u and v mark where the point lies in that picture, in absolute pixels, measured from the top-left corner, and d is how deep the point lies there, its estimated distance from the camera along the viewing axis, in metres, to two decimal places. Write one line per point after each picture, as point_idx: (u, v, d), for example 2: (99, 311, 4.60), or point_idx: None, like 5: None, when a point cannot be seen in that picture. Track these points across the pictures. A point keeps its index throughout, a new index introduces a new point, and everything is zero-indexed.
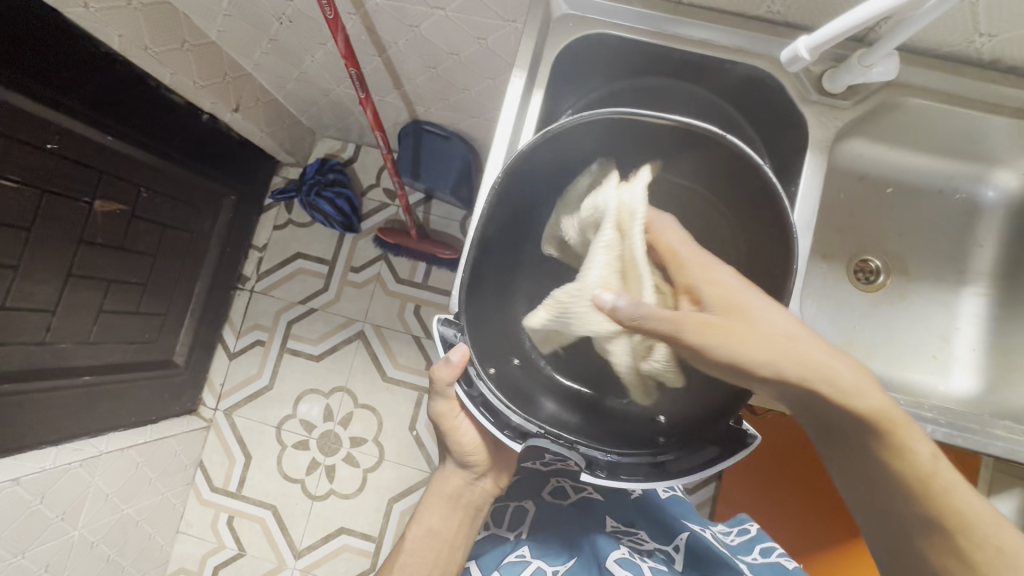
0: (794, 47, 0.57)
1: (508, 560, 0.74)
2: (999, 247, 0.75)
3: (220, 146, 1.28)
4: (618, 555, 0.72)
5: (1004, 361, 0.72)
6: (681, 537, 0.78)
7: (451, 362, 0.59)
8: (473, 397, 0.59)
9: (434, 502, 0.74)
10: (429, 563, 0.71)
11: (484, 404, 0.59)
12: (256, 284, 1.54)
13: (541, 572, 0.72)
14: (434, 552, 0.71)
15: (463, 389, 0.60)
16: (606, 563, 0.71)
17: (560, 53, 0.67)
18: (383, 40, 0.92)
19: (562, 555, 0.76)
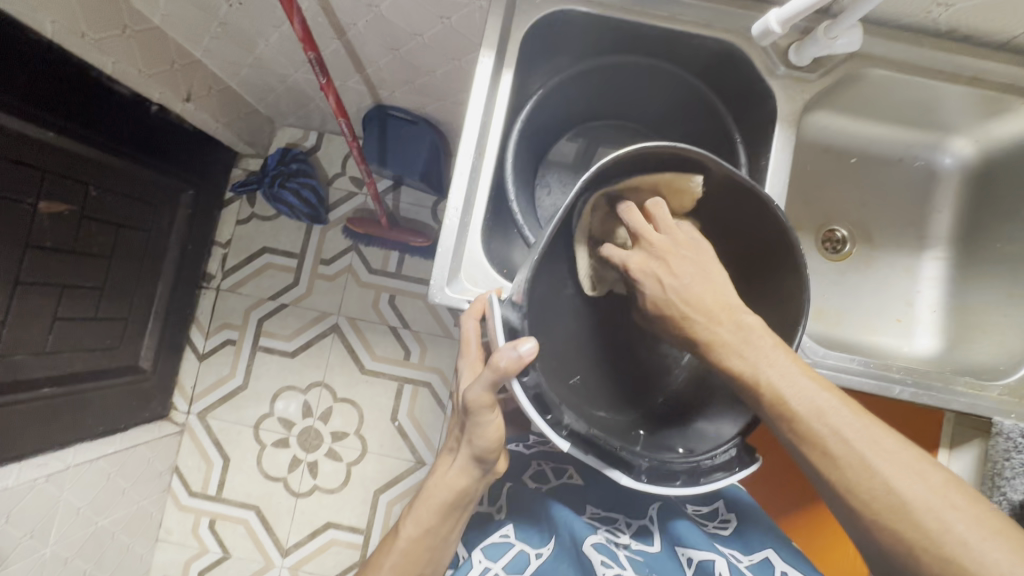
0: (766, 20, 0.58)
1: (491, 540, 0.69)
2: (957, 211, 0.78)
3: (174, 139, 1.21)
4: (595, 540, 0.69)
5: (963, 319, 0.74)
6: (655, 508, 0.77)
7: (519, 350, 0.52)
8: (528, 388, 0.54)
9: (429, 497, 0.68)
10: (424, 560, 0.68)
11: (536, 397, 0.54)
12: (223, 281, 1.49)
13: (525, 554, 0.68)
14: (430, 549, 0.68)
15: (520, 382, 0.53)
16: (583, 547, 0.68)
17: (529, 30, 0.65)
18: (342, 22, 0.89)
19: (544, 535, 0.71)
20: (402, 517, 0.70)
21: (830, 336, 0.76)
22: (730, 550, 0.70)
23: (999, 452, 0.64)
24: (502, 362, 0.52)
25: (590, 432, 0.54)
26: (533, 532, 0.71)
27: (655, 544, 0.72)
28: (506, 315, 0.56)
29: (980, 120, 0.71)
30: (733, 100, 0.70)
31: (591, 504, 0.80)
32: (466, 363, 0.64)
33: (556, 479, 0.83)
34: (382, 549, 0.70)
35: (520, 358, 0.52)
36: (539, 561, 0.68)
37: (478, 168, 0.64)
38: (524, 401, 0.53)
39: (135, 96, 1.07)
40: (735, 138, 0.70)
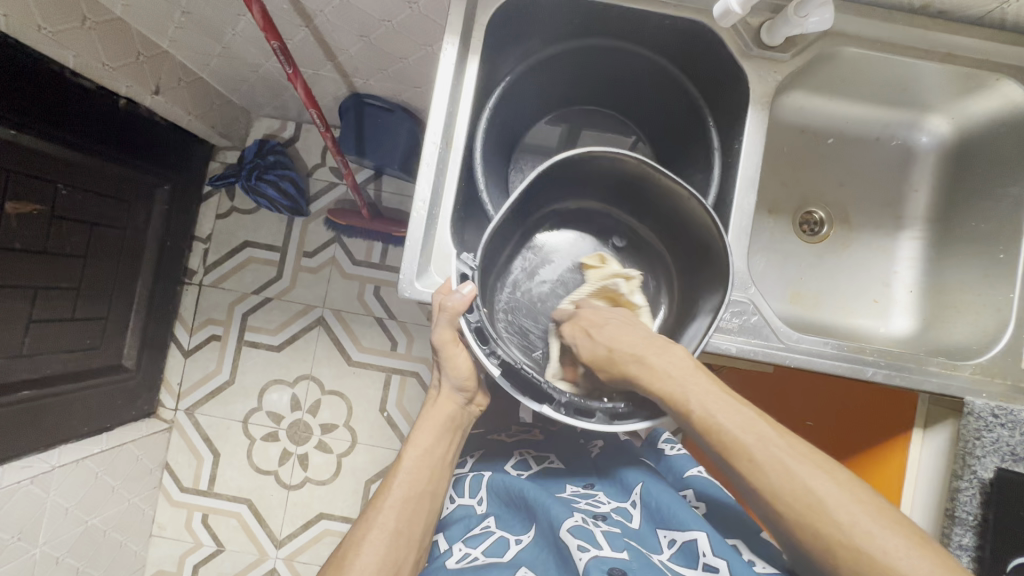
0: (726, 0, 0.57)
1: (472, 533, 0.72)
2: (933, 190, 0.77)
3: (145, 134, 1.19)
4: (572, 523, 0.65)
5: (938, 299, 0.74)
6: (636, 492, 0.74)
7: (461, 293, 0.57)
8: (471, 323, 0.58)
9: (429, 420, 0.70)
10: (427, 479, 0.67)
11: (477, 330, 0.58)
12: (205, 276, 1.47)
13: (504, 540, 0.70)
14: (432, 468, 0.68)
15: (466, 318, 0.58)
16: (560, 532, 0.64)
17: (494, 14, 0.63)
18: (308, 8, 0.86)
19: (523, 522, 0.72)
20: (404, 444, 0.70)
21: (807, 319, 0.77)
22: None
23: (971, 431, 0.61)
24: (452, 301, 0.57)
25: (517, 364, 0.57)
26: (515, 522, 0.73)
27: (635, 521, 0.71)
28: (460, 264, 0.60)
29: (955, 98, 0.70)
30: (705, 82, 0.68)
31: (571, 483, 0.80)
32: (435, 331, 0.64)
33: (539, 465, 0.83)
34: (389, 476, 0.68)
35: (465, 297, 0.57)
36: (519, 545, 0.69)
37: (445, 160, 0.63)
38: (467, 333, 0.57)
39: (101, 89, 1.05)
40: (708, 123, 0.69)
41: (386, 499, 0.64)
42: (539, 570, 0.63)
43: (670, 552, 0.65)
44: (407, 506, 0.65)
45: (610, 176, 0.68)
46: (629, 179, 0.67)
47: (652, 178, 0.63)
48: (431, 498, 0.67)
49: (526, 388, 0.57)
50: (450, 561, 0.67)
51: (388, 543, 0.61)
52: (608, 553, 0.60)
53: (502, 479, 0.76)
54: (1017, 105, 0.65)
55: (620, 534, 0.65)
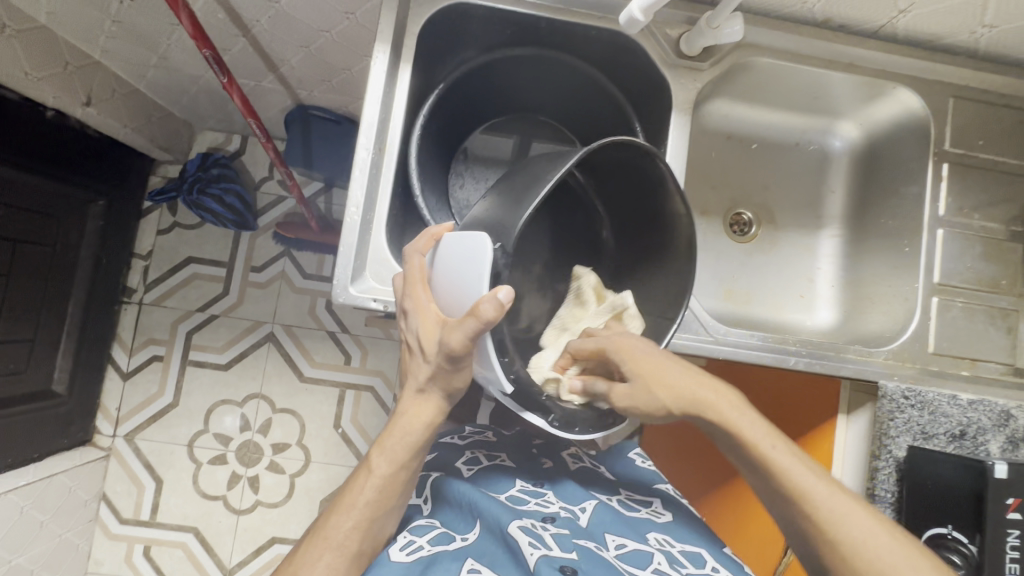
0: (628, 8, 0.56)
1: (416, 523, 0.66)
2: (848, 190, 0.83)
3: (77, 146, 1.14)
4: (521, 523, 0.63)
5: (855, 292, 0.79)
6: (588, 502, 0.73)
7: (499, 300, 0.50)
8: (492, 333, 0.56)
9: (401, 434, 0.59)
10: (398, 494, 0.60)
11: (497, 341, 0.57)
12: (145, 295, 1.41)
13: (448, 535, 0.64)
14: (403, 483, 0.60)
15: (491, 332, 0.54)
16: (509, 529, 0.62)
17: (425, 23, 0.65)
18: (243, 18, 0.85)
19: (469, 520, 0.67)
20: (372, 452, 0.61)
21: (738, 315, 0.80)
22: (662, 535, 0.68)
23: (886, 413, 0.66)
24: (486, 311, 0.49)
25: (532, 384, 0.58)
26: (459, 521, 0.68)
27: (584, 521, 0.69)
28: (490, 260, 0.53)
29: (860, 105, 0.76)
30: (632, 89, 0.72)
31: (521, 479, 0.79)
32: (420, 309, 0.57)
33: (489, 461, 0.82)
34: (349, 489, 0.60)
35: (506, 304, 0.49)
36: (465, 542, 0.64)
37: (379, 165, 0.63)
38: (489, 347, 0.54)
39: (26, 100, 1.00)
40: (636, 128, 0.72)
41: (347, 519, 0.57)
42: (487, 562, 0.60)
43: (618, 552, 0.64)
44: (374, 524, 0.59)
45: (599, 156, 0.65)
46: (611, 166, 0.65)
47: (638, 169, 0.63)
48: (395, 510, 0.61)
49: (528, 402, 0.58)
50: (394, 548, 0.60)
51: (348, 566, 0.56)
52: (558, 553, 0.58)
53: (451, 482, 0.73)
54: (912, 112, 0.71)
55: (569, 535, 0.64)
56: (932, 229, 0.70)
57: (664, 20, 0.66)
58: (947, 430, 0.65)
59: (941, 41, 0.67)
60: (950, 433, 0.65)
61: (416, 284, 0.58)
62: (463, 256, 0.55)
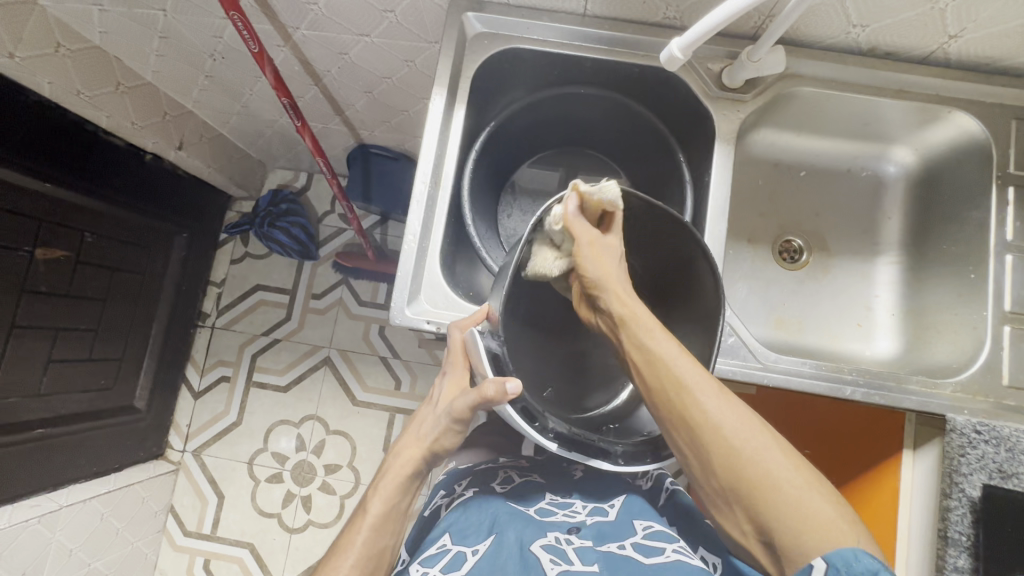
0: (669, 49, 0.58)
1: (428, 554, 0.65)
2: (906, 216, 0.81)
3: (169, 185, 1.28)
4: (544, 542, 0.63)
5: (918, 321, 0.76)
6: (616, 497, 0.74)
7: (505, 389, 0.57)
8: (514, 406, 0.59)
9: (394, 472, 0.66)
10: (391, 534, 0.64)
11: (524, 408, 0.59)
12: (217, 319, 1.53)
13: (461, 553, 0.63)
14: (397, 522, 0.65)
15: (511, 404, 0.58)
16: (532, 548, 0.61)
17: (479, 67, 0.70)
18: (316, 69, 0.95)
19: (482, 534, 0.66)
20: (367, 497, 0.66)
21: (789, 344, 0.79)
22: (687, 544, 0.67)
23: (955, 448, 0.62)
24: (490, 392, 0.57)
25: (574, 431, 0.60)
26: (469, 533, 0.67)
27: (611, 514, 0.70)
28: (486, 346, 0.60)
29: (914, 130, 0.75)
30: (675, 120, 0.74)
31: (550, 492, 0.78)
32: (454, 374, 0.66)
33: (520, 478, 0.83)
34: (347, 533, 0.63)
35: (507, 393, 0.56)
36: (476, 556, 0.62)
37: (434, 198, 0.68)
38: (516, 417, 0.57)
39: (130, 146, 1.14)
40: (679, 160, 0.74)
41: (348, 556, 0.60)
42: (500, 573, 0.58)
43: (645, 533, 0.64)
44: (370, 565, 0.61)
45: None
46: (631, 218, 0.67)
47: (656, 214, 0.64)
48: (390, 546, 0.64)
49: (590, 448, 0.60)
50: None
51: None
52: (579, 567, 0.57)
53: (476, 499, 0.74)
54: (973, 136, 0.69)
55: (592, 546, 0.62)
56: (999, 255, 0.67)
57: (706, 55, 0.68)
58: None
59: (998, 64, 0.66)
60: None
61: (455, 354, 0.65)
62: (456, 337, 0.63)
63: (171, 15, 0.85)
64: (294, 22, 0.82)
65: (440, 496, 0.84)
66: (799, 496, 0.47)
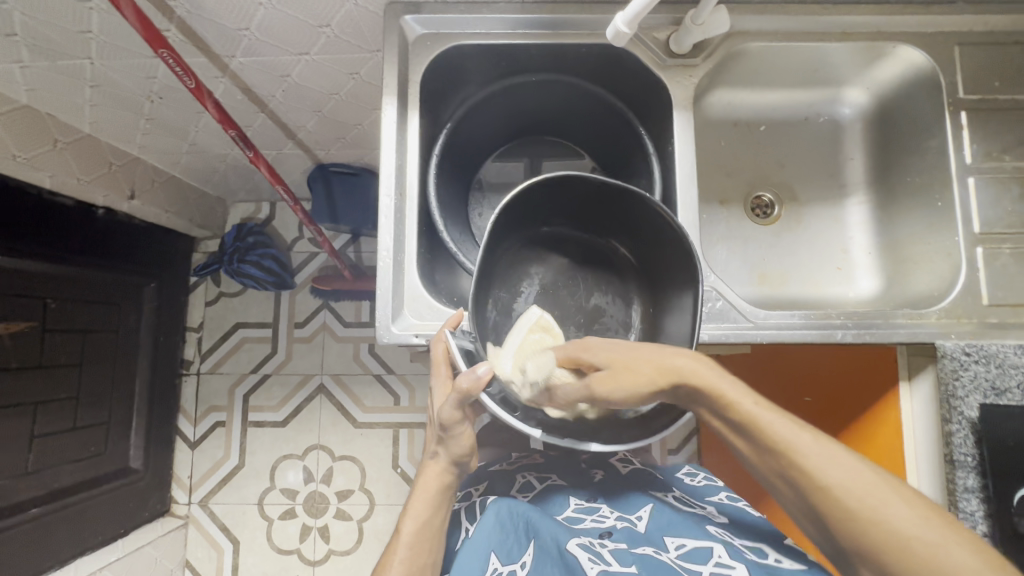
0: (614, 24, 0.58)
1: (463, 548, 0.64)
2: (867, 155, 0.82)
3: (128, 236, 1.23)
4: (578, 542, 0.63)
5: (893, 255, 0.77)
6: (645, 510, 0.71)
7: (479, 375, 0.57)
8: (494, 396, 0.60)
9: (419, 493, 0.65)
10: (429, 551, 0.64)
11: (503, 398, 0.60)
12: (202, 365, 1.49)
13: (503, 570, 0.60)
14: (432, 538, 0.64)
15: (488, 393, 0.58)
16: (568, 547, 0.62)
17: (425, 70, 0.69)
18: (260, 95, 0.92)
19: (520, 544, 0.64)
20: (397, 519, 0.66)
21: (775, 297, 0.79)
22: (723, 529, 0.66)
23: (948, 373, 0.63)
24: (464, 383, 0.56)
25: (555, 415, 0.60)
26: (512, 544, 0.64)
27: (642, 526, 0.68)
28: (460, 344, 0.61)
29: (863, 70, 0.76)
30: (630, 94, 0.74)
31: (575, 496, 0.78)
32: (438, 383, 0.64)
33: (542, 485, 0.82)
34: (384, 559, 0.63)
35: (481, 380, 0.56)
36: (524, 568, 0.60)
37: (403, 210, 0.67)
38: (493, 404, 0.57)
39: (79, 203, 1.10)
40: (641, 133, 0.74)
41: None
42: None
43: (678, 551, 0.61)
44: None
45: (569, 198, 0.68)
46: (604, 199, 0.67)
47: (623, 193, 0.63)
48: (430, 564, 0.64)
49: (581, 432, 0.59)
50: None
51: None
52: (617, 568, 0.57)
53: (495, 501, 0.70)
54: (919, 67, 0.71)
55: (628, 548, 0.62)
56: (962, 179, 0.68)
57: (650, 25, 0.68)
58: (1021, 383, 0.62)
59: None
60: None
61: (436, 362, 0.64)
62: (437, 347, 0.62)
63: (98, 62, 0.82)
64: (228, 51, 0.79)
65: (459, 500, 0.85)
66: (931, 554, 0.40)
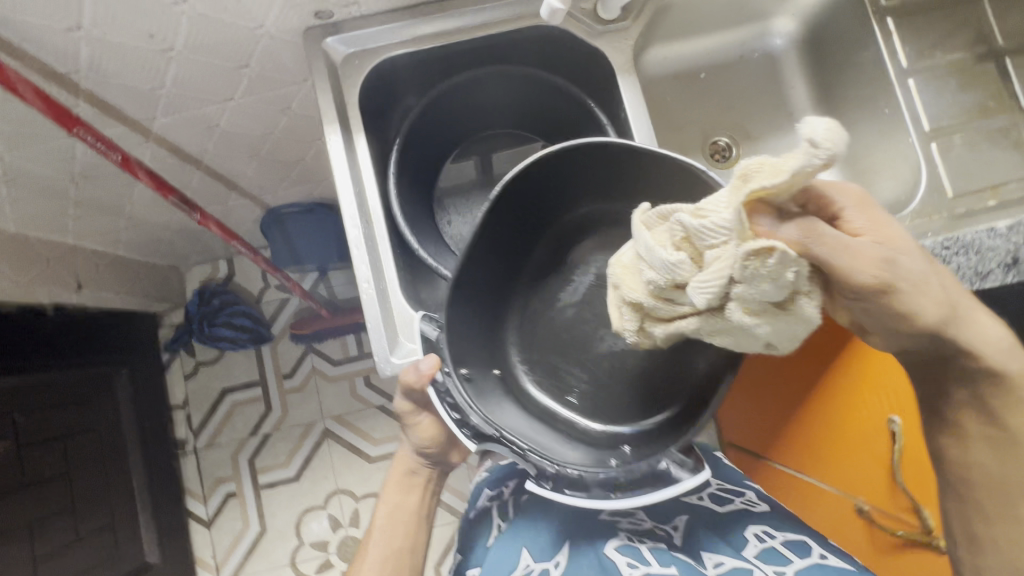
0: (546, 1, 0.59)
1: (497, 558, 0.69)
2: (807, 79, 0.83)
3: (85, 329, 1.16)
4: (616, 543, 0.67)
5: (855, 169, 0.79)
6: (679, 516, 0.71)
7: (421, 371, 0.60)
8: (441, 393, 0.60)
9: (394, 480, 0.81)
10: (403, 536, 0.77)
11: (448, 400, 0.60)
12: (197, 440, 1.43)
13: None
14: (406, 525, 0.78)
15: (435, 386, 0.60)
16: (606, 551, 0.66)
17: (360, 91, 0.67)
18: (191, 152, 0.87)
19: (554, 546, 0.68)
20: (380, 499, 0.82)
21: None
22: (762, 526, 0.66)
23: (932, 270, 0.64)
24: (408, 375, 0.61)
25: (492, 432, 0.57)
26: (541, 543, 0.69)
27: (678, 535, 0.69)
28: (424, 328, 0.63)
29: None
30: (570, 69, 0.73)
31: None
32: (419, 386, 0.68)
33: None
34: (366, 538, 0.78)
35: (420, 372, 0.60)
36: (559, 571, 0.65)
37: (372, 236, 0.65)
38: (434, 401, 0.59)
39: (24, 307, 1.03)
40: (590, 105, 0.73)
41: (367, 557, 0.75)
42: None
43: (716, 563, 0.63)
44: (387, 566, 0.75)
45: (598, 174, 0.62)
46: (641, 178, 0.60)
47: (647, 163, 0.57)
48: (408, 548, 0.77)
49: (528, 456, 0.57)
50: None
51: None
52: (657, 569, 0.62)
53: (532, 505, 0.74)
54: None
55: (665, 550, 0.65)
56: (903, 82, 0.71)
57: None
58: (1000, 263, 0.62)
59: None
60: (1005, 264, 0.62)
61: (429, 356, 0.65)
62: (428, 358, 0.61)
63: (8, 156, 0.76)
64: (147, 115, 0.75)
65: (487, 495, 0.82)
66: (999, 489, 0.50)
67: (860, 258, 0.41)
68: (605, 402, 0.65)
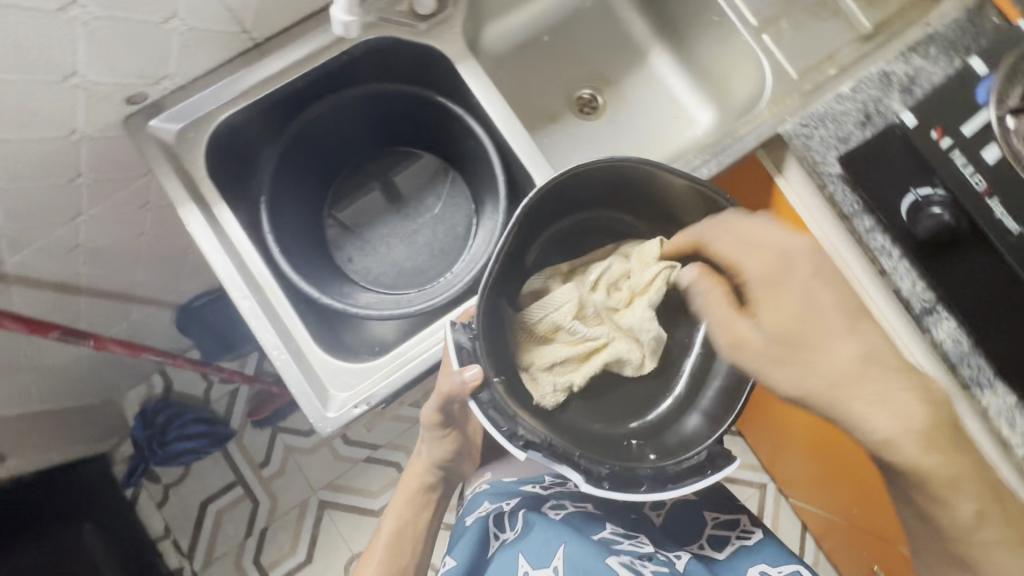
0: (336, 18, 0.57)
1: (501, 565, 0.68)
2: (639, 13, 0.86)
3: (27, 497, 1.05)
4: (618, 558, 0.66)
5: (709, 81, 0.82)
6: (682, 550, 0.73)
7: (464, 379, 0.56)
8: (484, 404, 0.56)
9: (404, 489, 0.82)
10: (407, 551, 0.79)
11: (492, 411, 0.56)
12: (193, 564, 1.34)
13: None
14: (410, 539, 0.80)
15: (476, 400, 0.55)
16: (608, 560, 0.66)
17: (206, 161, 0.64)
18: (65, 280, 0.82)
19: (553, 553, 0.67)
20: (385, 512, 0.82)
21: None
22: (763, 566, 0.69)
23: (801, 148, 0.66)
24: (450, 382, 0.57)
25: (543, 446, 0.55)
26: (541, 553, 0.67)
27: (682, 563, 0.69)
28: (456, 337, 0.58)
29: None
30: (411, 72, 0.72)
31: (611, 520, 0.76)
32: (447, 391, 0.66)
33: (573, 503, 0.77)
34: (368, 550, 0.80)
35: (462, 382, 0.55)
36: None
37: (267, 301, 0.61)
38: (479, 416, 0.55)
39: None
40: (441, 101, 0.70)
41: (372, 561, 0.77)
42: None
43: None
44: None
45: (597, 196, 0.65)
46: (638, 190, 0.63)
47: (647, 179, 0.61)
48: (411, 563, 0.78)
49: (575, 464, 0.56)
50: None
51: None
52: None
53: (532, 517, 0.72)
54: None
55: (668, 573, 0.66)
56: None
57: (388, 7, 0.67)
58: (854, 120, 0.65)
59: None
60: (858, 120, 0.65)
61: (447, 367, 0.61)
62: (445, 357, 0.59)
63: None
64: None
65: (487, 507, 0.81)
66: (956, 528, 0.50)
67: (722, 312, 0.55)
68: (615, 408, 0.68)
